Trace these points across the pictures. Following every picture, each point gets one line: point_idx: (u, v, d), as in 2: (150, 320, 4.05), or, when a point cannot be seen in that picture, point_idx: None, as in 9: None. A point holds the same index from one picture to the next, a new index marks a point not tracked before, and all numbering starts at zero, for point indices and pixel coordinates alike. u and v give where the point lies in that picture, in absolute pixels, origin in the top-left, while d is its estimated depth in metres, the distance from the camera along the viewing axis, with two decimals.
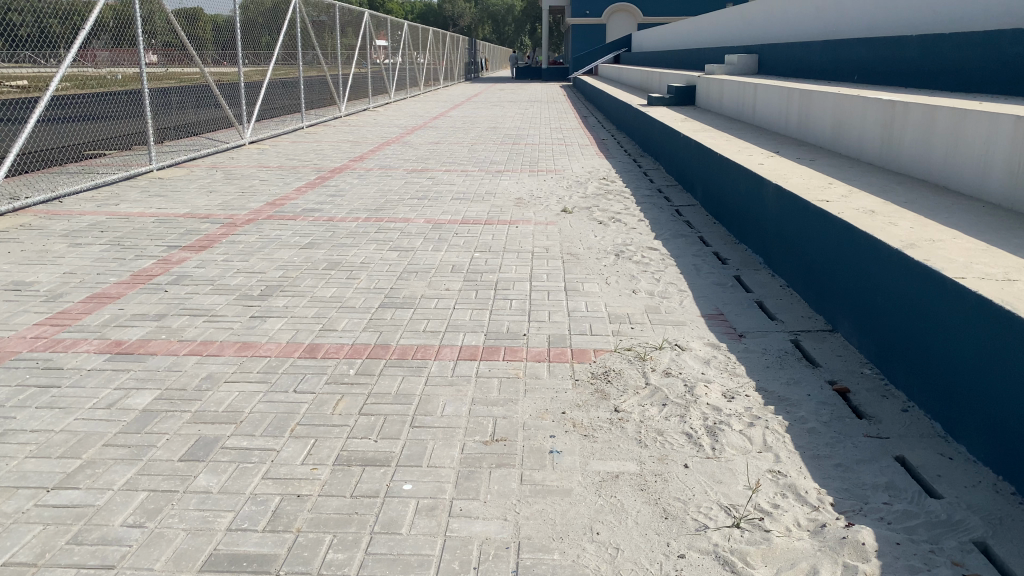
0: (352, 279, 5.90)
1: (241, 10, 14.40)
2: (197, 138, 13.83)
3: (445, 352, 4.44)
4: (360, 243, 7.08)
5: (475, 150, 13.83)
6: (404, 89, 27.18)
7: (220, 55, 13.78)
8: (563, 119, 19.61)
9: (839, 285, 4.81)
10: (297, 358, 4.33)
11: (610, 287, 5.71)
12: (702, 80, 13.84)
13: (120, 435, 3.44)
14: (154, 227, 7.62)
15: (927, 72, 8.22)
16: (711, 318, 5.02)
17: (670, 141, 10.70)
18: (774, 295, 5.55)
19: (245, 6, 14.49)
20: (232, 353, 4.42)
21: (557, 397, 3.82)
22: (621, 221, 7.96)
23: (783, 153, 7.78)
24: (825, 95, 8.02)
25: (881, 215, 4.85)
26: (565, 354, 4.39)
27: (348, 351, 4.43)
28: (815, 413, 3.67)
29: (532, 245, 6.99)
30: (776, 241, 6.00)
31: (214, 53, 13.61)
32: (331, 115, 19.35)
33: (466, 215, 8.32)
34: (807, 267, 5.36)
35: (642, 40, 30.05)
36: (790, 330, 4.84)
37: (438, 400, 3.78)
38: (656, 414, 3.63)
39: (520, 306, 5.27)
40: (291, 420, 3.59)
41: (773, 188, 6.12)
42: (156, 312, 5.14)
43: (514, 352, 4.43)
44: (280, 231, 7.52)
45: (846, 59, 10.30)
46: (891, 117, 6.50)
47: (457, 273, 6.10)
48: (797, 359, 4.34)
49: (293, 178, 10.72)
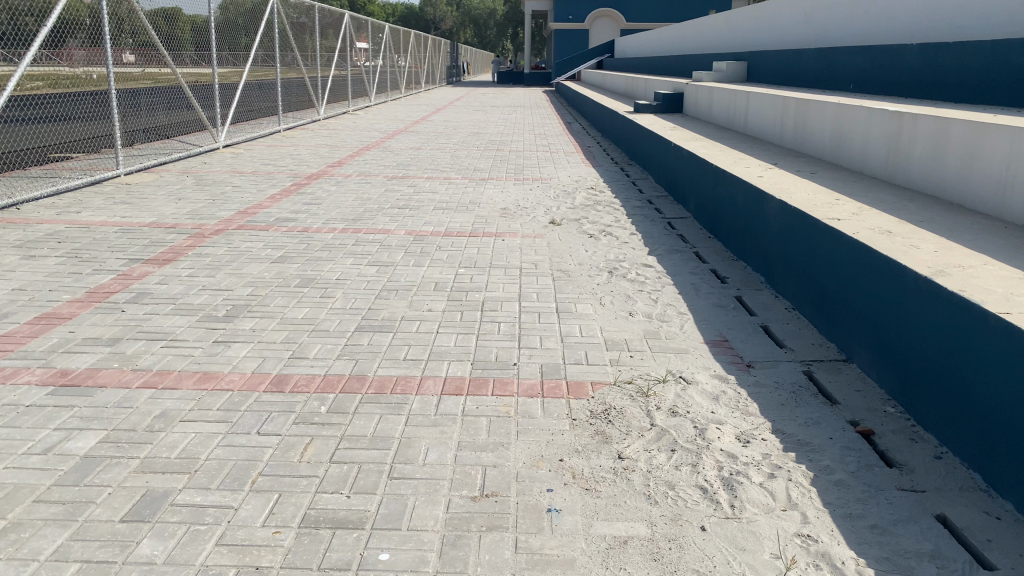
0: (326, 298, 5.48)
1: (219, 11, 13.94)
2: (169, 141, 13.33)
3: (427, 384, 4.02)
4: (337, 257, 6.65)
5: (457, 156, 13.41)
6: (384, 92, 26.74)
7: (197, 57, 13.33)
8: (547, 125, 19.26)
9: (853, 312, 4.45)
10: (262, 393, 3.89)
11: (605, 308, 5.32)
12: (690, 88, 13.54)
13: (54, 488, 3.00)
14: (116, 238, 7.14)
15: (928, 83, 7.94)
16: (715, 346, 4.65)
17: (660, 150, 10.35)
18: (780, 319, 5.19)
19: (222, 6, 14.03)
20: (190, 386, 3.98)
21: (553, 441, 3.42)
22: (612, 234, 7.59)
23: (781, 165, 7.44)
24: (825, 105, 7.70)
25: (900, 237, 4.49)
26: (560, 388, 3.99)
27: (320, 384, 4.00)
28: (840, 461, 3.29)
29: (520, 260, 6.59)
30: (781, 260, 5.65)
31: (192, 54, 13.17)
32: (309, 119, 18.86)
33: (449, 227, 7.91)
34: (815, 291, 5.01)
35: (625, 46, 29.84)
36: (801, 360, 4.47)
37: (419, 445, 3.37)
38: (665, 463, 3.24)
39: (509, 330, 4.87)
40: (253, 470, 3.16)
41: (776, 203, 5.77)
42: (110, 335, 4.69)
43: (504, 385, 4.02)
44: (251, 242, 7.08)
45: (841, 68, 10.00)
46: (899, 129, 6.18)
47: (440, 291, 5.69)
48: (813, 396, 3.97)
49: (268, 185, 10.27)
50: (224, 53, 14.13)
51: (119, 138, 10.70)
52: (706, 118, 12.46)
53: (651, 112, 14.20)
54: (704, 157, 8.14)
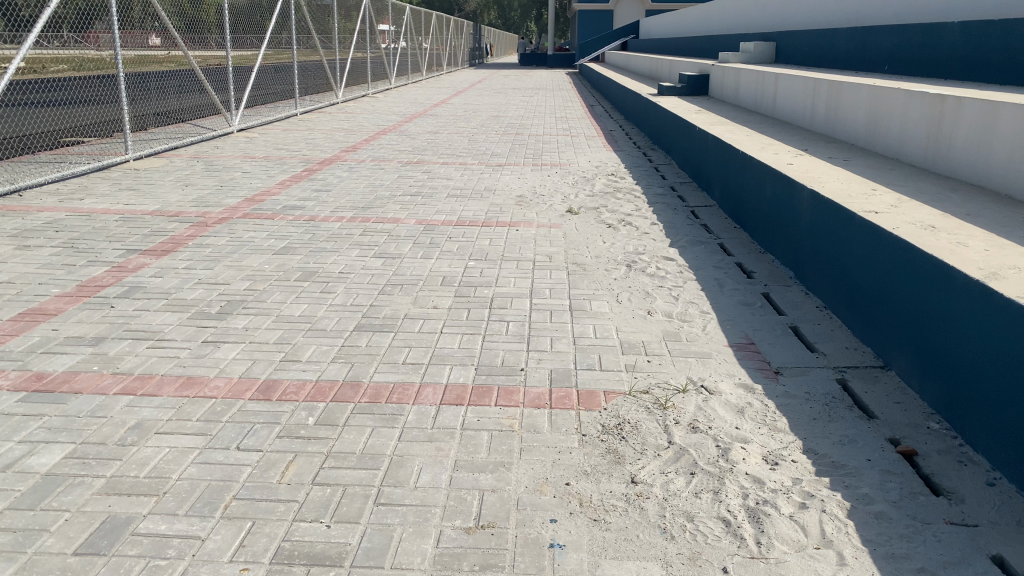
0: (327, 293, 5.17)
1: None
2: (182, 124, 13.10)
3: (426, 393, 3.70)
4: (343, 247, 6.35)
5: (475, 141, 13.06)
6: (405, 74, 26.39)
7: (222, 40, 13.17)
8: (569, 108, 18.84)
9: (892, 314, 4.09)
10: (247, 401, 3.60)
11: (622, 306, 4.98)
12: (716, 70, 13.08)
13: (6, 514, 2.72)
14: (116, 227, 6.89)
15: (971, 64, 7.48)
16: (740, 350, 4.29)
17: (684, 134, 9.94)
18: (810, 319, 4.81)
19: None
20: (171, 393, 3.69)
21: (560, 461, 3.10)
22: (632, 224, 7.23)
23: (812, 152, 7.04)
24: (859, 87, 7.28)
25: (945, 233, 4.11)
26: (570, 398, 3.66)
27: (309, 391, 3.71)
28: (881, 488, 2.94)
29: (534, 252, 6.26)
30: (812, 254, 5.27)
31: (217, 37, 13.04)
32: (328, 102, 18.56)
33: (461, 216, 7.58)
34: (850, 289, 4.63)
35: (650, 28, 29.25)
36: (834, 367, 4.11)
37: (411, 465, 3.06)
38: (683, 489, 2.91)
39: (517, 330, 4.55)
40: (227, 493, 2.87)
41: (807, 193, 5.39)
42: (94, 334, 4.42)
43: (509, 394, 3.69)
44: (255, 231, 6.80)
45: (876, 49, 9.54)
46: (940, 114, 5.77)
47: (447, 286, 5.37)
48: (849, 409, 3.61)
49: (279, 170, 10.00)
50: (245, 36, 13.87)
51: (128, 123, 10.43)
52: (732, 101, 12.01)
53: (675, 95, 13.73)
54: (730, 143, 7.74)
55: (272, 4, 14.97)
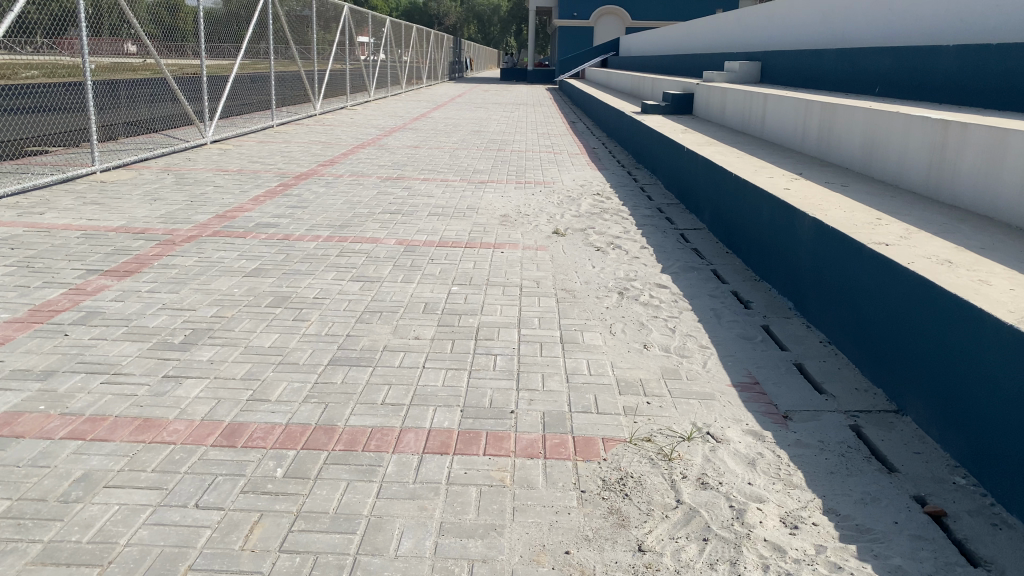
0: (299, 321, 4.83)
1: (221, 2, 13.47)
2: (153, 135, 12.69)
3: (407, 440, 3.37)
4: (318, 269, 6.02)
5: (456, 156, 12.76)
6: (384, 87, 26.06)
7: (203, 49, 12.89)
8: (551, 124, 18.62)
9: (907, 355, 3.82)
10: (209, 448, 3.26)
11: (616, 339, 4.68)
12: (701, 88, 12.91)
13: None
14: (77, 244, 6.49)
15: (967, 89, 7.32)
16: (745, 390, 4.01)
17: (671, 154, 9.72)
18: (815, 356, 4.55)
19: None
20: (125, 438, 3.32)
21: (558, 524, 2.79)
22: (621, 247, 6.97)
23: (807, 176, 6.82)
24: (854, 109, 7.07)
25: (963, 269, 3.86)
26: (566, 446, 3.36)
27: (278, 437, 3.37)
28: (913, 558, 2.66)
29: (520, 277, 5.97)
30: (814, 285, 5.01)
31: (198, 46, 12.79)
32: (305, 113, 18.19)
33: (443, 236, 7.27)
34: (858, 326, 4.37)
35: (630, 44, 29.13)
36: (845, 412, 3.83)
37: (392, 529, 2.73)
38: (696, 559, 2.61)
39: (505, 365, 4.23)
40: (182, 562, 2.53)
41: (808, 220, 5.14)
42: (44, 366, 4.05)
43: (499, 441, 3.38)
44: (225, 251, 6.45)
45: (867, 70, 9.39)
46: (944, 140, 5.55)
47: (429, 314, 5.05)
48: (867, 460, 3.33)
49: (252, 185, 9.63)
50: (221, 46, 13.51)
51: (94, 134, 9.98)
52: (718, 120, 11.83)
53: (660, 113, 13.54)
54: (722, 165, 7.51)
55: (248, 12, 14.56)
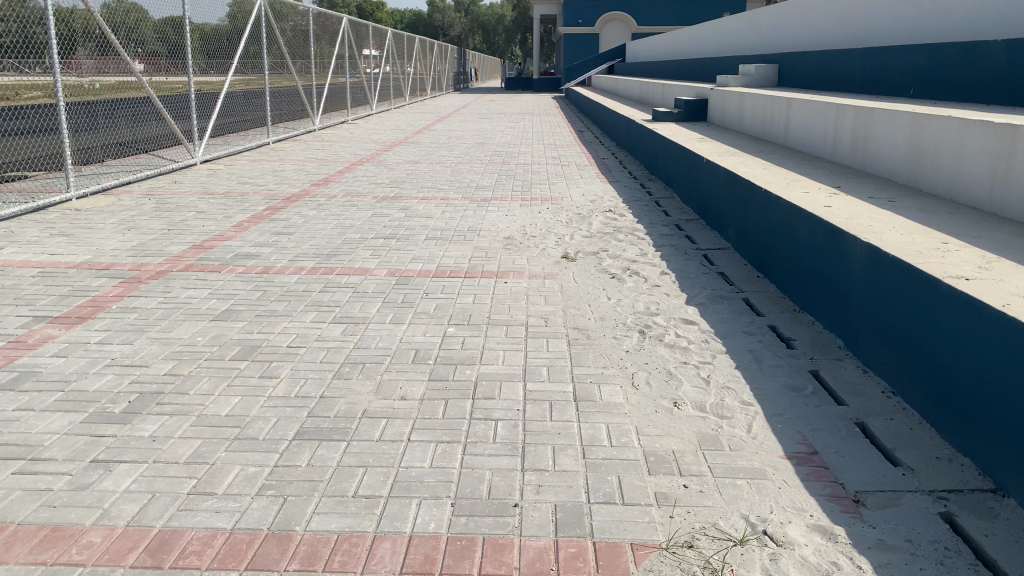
0: (266, 380, 4.11)
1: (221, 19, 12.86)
2: (141, 157, 12.01)
3: (382, 553, 2.64)
4: (296, 310, 5.30)
5: (458, 171, 12.06)
6: (387, 100, 25.37)
7: (207, 65, 12.30)
8: (558, 135, 17.88)
9: (1003, 421, 3.05)
10: (128, 572, 2.54)
11: (640, 395, 3.94)
12: (716, 94, 12.19)
13: None
14: (29, 285, 5.81)
15: (1018, 88, 6.59)
16: (803, 467, 3.25)
17: (688, 165, 8.99)
18: (881, 413, 3.78)
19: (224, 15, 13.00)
20: (21, 558, 2.61)
21: None
22: (639, 273, 6.24)
23: (846, 189, 6.08)
24: (895, 112, 6.32)
25: None
26: (585, 557, 2.62)
27: (218, 552, 2.65)
28: None
29: (527, 313, 5.24)
30: (871, 321, 4.25)
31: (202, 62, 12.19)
32: (304, 129, 17.52)
33: (440, 265, 6.54)
34: (932, 378, 3.61)
35: (637, 50, 28.41)
36: (934, 496, 3.06)
37: None
38: None
39: (507, 436, 3.49)
40: None
41: (860, 245, 4.38)
42: None
43: (499, 553, 2.64)
44: (194, 289, 5.75)
45: (899, 69, 8.65)
46: (1009, 147, 4.81)
47: (420, 365, 4.33)
48: (976, 571, 2.58)
49: (238, 209, 8.93)
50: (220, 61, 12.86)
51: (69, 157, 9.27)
52: (736, 127, 11.11)
53: (673, 120, 12.79)
54: (746, 177, 6.76)
55: (243, 25, 13.83)
